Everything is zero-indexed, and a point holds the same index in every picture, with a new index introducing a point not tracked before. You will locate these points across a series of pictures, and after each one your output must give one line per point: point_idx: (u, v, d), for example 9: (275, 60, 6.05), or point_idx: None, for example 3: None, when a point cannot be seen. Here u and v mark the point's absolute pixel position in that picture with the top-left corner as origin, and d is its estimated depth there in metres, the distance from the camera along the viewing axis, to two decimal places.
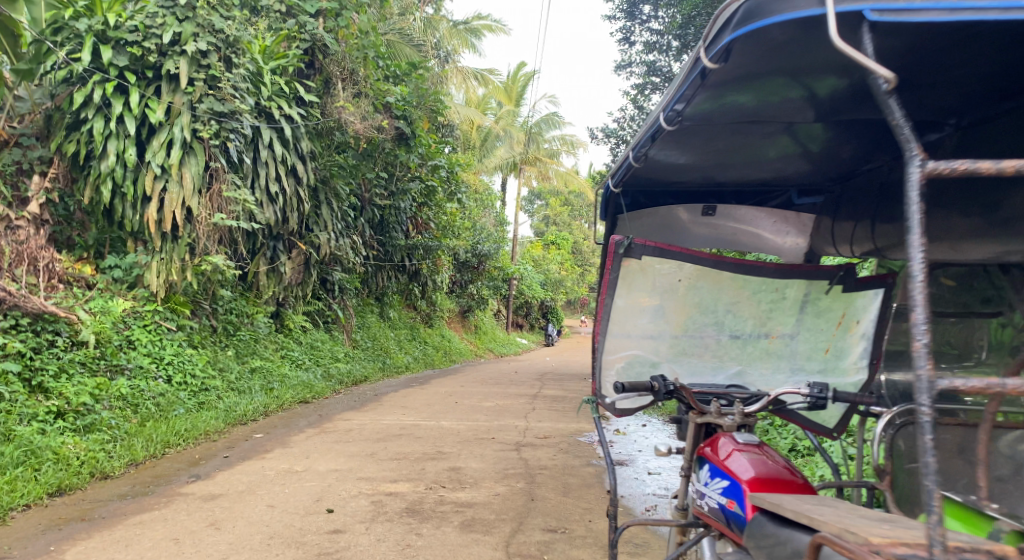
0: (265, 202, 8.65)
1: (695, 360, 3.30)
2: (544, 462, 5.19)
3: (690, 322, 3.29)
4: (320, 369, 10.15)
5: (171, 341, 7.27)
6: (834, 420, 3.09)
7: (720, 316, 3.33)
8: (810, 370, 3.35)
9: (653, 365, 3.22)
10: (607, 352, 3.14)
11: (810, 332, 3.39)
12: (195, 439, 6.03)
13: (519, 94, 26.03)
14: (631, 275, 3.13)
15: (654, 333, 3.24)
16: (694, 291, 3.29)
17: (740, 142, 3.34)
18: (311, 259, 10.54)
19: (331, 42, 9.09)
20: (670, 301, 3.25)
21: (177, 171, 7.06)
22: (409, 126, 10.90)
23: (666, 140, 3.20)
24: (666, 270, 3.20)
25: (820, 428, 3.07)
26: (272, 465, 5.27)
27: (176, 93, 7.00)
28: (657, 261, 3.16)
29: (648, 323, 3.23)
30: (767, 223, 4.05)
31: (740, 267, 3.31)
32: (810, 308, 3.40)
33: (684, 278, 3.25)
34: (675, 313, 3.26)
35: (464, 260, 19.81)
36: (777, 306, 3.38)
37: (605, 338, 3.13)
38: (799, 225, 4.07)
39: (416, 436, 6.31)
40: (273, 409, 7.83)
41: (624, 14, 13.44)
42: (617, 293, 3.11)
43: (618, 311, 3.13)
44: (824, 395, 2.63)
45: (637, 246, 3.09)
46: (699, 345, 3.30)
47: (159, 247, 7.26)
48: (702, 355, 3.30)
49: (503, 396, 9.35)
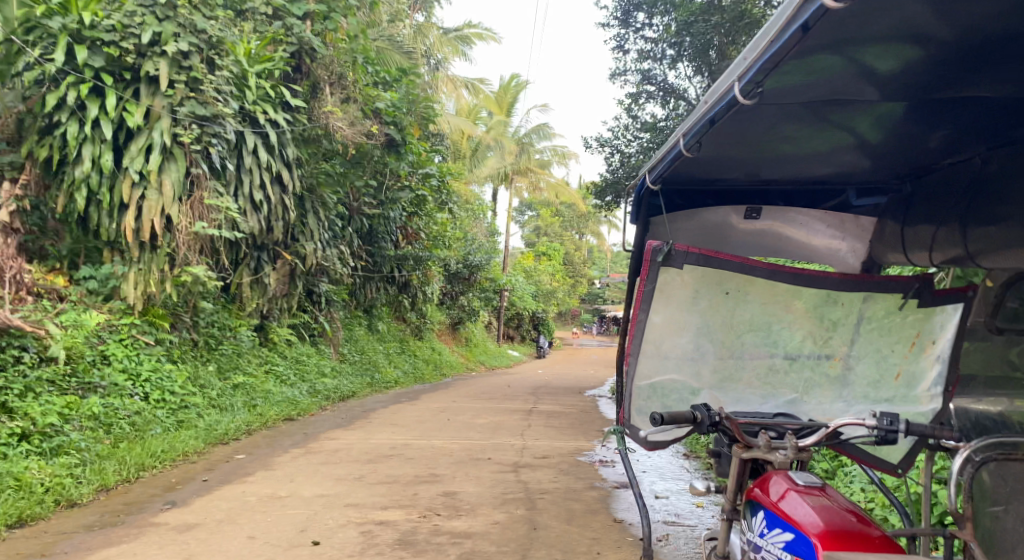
0: (248, 210, 8.36)
1: (742, 388, 3.11)
2: (544, 485, 4.88)
3: (738, 343, 3.15)
4: (306, 385, 9.78)
5: (148, 356, 6.92)
6: (898, 456, 2.79)
7: (774, 335, 3.17)
8: (876, 400, 3.08)
9: (693, 393, 3.06)
10: (642, 376, 3.03)
11: (875, 356, 3.15)
12: (173, 461, 5.67)
13: (510, 104, 25.91)
14: (666, 289, 3.07)
15: (696, 355, 3.11)
16: (743, 306, 3.16)
17: (806, 130, 3.08)
18: (297, 270, 10.24)
19: (320, 46, 8.83)
20: (714, 318, 3.14)
21: (156, 178, 6.75)
22: (400, 133, 10.66)
23: (727, 123, 2.89)
24: (707, 284, 3.12)
25: (882, 464, 2.79)
26: (253, 489, 4.92)
27: (156, 96, 6.74)
28: (699, 270, 3.10)
29: (688, 343, 3.11)
30: (821, 229, 3.92)
31: (798, 278, 3.17)
32: (875, 328, 3.17)
33: (730, 291, 3.14)
34: (720, 332, 3.14)
35: (455, 272, 19.51)
36: (839, 324, 3.19)
37: (638, 360, 3.04)
38: (857, 230, 3.92)
39: (407, 457, 5.99)
40: (256, 427, 7.47)
41: (618, 22, 13.28)
42: (653, 310, 3.07)
43: (654, 329, 3.08)
44: (896, 428, 2.27)
45: (677, 254, 3.07)
46: (746, 371, 3.13)
47: (136, 258, 6.92)
48: (748, 380, 3.12)
49: (497, 412, 9.05)
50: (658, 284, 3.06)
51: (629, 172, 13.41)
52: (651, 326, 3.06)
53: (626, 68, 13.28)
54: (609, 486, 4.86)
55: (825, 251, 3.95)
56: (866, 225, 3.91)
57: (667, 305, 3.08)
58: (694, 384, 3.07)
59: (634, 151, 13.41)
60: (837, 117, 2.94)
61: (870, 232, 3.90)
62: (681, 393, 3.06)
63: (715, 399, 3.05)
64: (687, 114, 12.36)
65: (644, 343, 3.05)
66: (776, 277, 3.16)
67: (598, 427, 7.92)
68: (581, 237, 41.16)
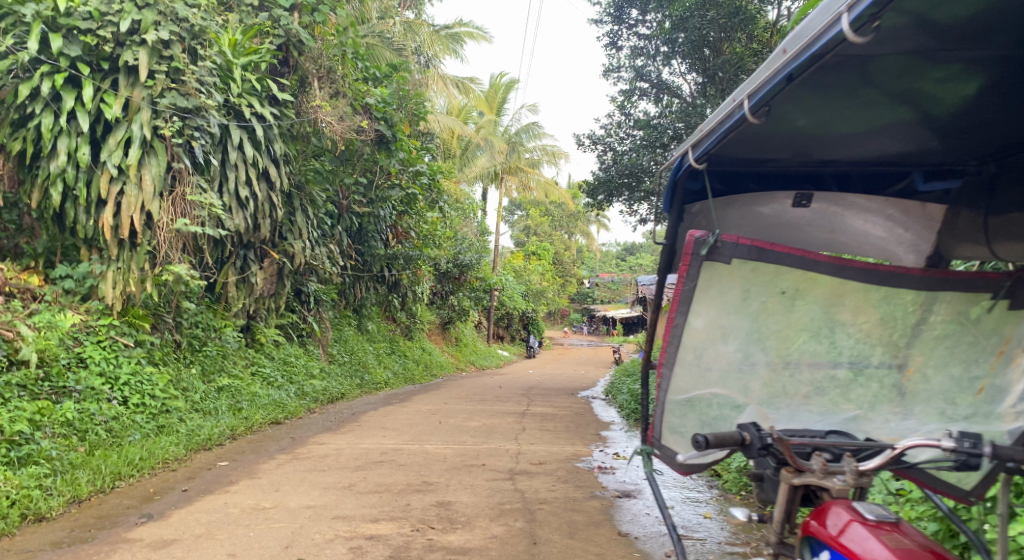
0: (233, 207, 8.08)
1: (794, 402, 2.90)
2: (543, 494, 4.67)
3: (793, 352, 2.94)
4: (293, 387, 9.51)
5: (128, 359, 6.61)
6: (972, 481, 2.59)
7: (836, 343, 2.95)
8: (951, 417, 2.81)
9: (733, 409, 2.89)
10: (679, 383, 3.01)
11: (954, 368, 2.89)
12: (151, 469, 5.41)
13: (500, 102, 25.68)
14: (707, 288, 2.99)
15: (743, 364, 2.95)
16: (805, 308, 2.95)
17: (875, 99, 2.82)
18: (285, 269, 10.06)
19: (307, 38, 8.54)
20: (766, 323, 2.96)
21: (135, 173, 6.47)
22: (390, 128, 10.42)
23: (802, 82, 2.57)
24: (760, 283, 2.96)
25: (952, 490, 2.60)
26: (236, 500, 4.67)
27: (135, 86, 6.43)
28: (750, 264, 2.95)
29: (734, 351, 2.96)
30: (882, 220, 3.53)
31: (870, 275, 2.96)
32: (956, 336, 2.93)
33: (788, 291, 2.95)
34: (773, 339, 2.96)
35: (445, 271, 19.27)
36: (913, 332, 2.95)
37: (676, 366, 3.03)
38: (925, 218, 3.52)
39: (399, 463, 5.77)
40: (240, 432, 7.21)
41: (612, 18, 13.07)
42: (693, 315, 3.00)
43: (694, 334, 3.00)
44: (978, 452, 2.06)
45: (725, 246, 2.97)
46: (799, 384, 2.92)
47: (115, 256, 6.62)
48: (801, 394, 2.90)
49: (490, 415, 8.83)
50: (698, 283, 2.99)
51: (622, 170, 13.22)
52: (687, 333, 3.01)
53: (620, 65, 13.08)
54: (610, 495, 4.65)
55: (882, 246, 3.58)
56: (933, 214, 3.51)
57: (709, 307, 3.00)
58: (738, 399, 2.90)
59: (627, 149, 13.24)
60: (919, 81, 2.69)
61: (939, 220, 3.51)
62: (721, 408, 2.92)
63: (762, 416, 2.85)
64: (681, 111, 12.19)
65: (679, 350, 3.02)
66: (848, 275, 2.95)
67: (594, 430, 7.73)
68: (571, 236, 41.01)
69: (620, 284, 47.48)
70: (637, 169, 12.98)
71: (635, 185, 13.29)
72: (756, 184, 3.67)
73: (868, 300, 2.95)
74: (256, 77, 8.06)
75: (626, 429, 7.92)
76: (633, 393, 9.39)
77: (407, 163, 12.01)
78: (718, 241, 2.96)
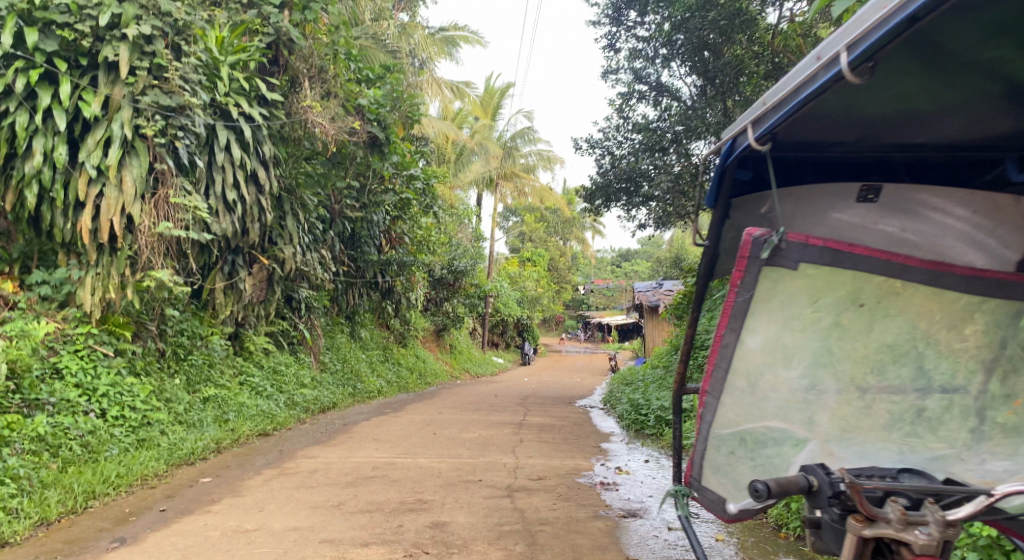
0: (219, 210, 7.80)
1: (869, 440, 2.36)
2: (544, 514, 4.39)
3: (871, 377, 2.40)
4: (283, 397, 9.20)
5: (107, 368, 6.30)
6: None
7: (925, 366, 2.39)
8: None
9: (793, 446, 2.40)
10: (727, 415, 2.55)
11: None
12: (128, 487, 5.12)
13: (495, 107, 25.52)
14: (768, 299, 2.47)
15: (809, 392, 2.42)
16: (889, 324, 2.40)
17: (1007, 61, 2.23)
18: (275, 275, 9.80)
19: (298, 36, 8.28)
20: (840, 342, 2.42)
21: (115, 174, 6.21)
22: (384, 130, 10.16)
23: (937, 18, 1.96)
24: (834, 293, 2.40)
25: None
26: (217, 522, 4.38)
27: (116, 84, 6.20)
28: (822, 268, 2.40)
29: (798, 376, 2.44)
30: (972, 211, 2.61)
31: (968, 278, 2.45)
32: None
33: (868, 302, 2.39)
34: (847, 362, 2.41)
35: (440, 277, 19.00)
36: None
37: (724, 395, 2.56)
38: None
39: (391, 479, 5.48)
40: (226, 445, 6.89)
41: (609, 20, 12.87)
42: (746, 333, 2.52)
43: (746, 355, 2.52)
44: None
45: (790, 247, 2.42)
46: (878, 417, 2.37)
47: (94, 261, 6.35)
48: (879, 429, 2.37)
49: (487, 426, 8.55)
50: (755, 294, 2.48)
51: (620, 175, 12.97)
52: (738, 355, 2.53)
53: (618, 67, 12.89)
54: (616, 515, 4.38)
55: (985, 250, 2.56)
56: None
57: (768, 322, 2.49)
58: (797, 433, 2.40)
59: (624, 153, 13.02)
60: None
61: None
62: (778, 446, 2.43)
63: (826, 453, 2.36)
64: (680, 114, 12.00)
65: (729, 374, 2.54)
66: (947, 285, 2.42)
67: (594, 442, 7.45)
68: (566, 242, 40.85)
69: (616, 290, 47.32)
70: (635, 173, 12.75)
71: (633, 190, 13.03)
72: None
73: (966, 317, 2.41)
74: (245, 76, 7.80)
75: (628, 440, 7.66)
76: (633, 402, 9.13)
77: (401, 166, 11.76)
78: (783, 241, 2.43)
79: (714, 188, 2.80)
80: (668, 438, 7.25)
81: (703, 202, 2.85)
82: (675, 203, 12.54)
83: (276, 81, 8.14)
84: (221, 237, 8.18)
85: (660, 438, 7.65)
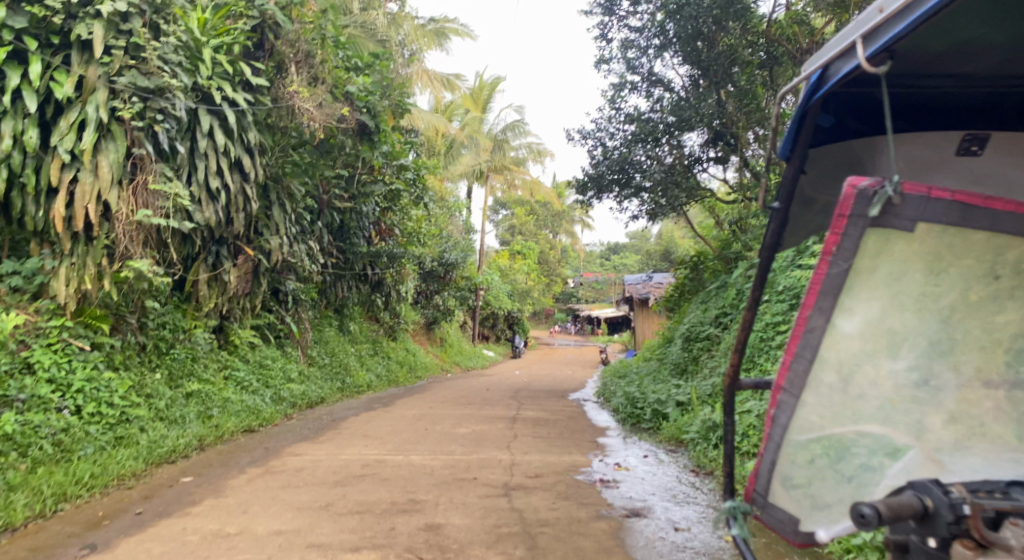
0: (202, 199, 7.50)
1: (989, 447, 1.87)
2: (544, 514, 4.19)
3: (1000, 371, 1.85)
4: (270, 392, 8.93)
5: (83, 363, 6.03)
6: None
7: None
8: None
9: (888, 456, 1.92)
10: (805, 415, 2.01)
11: None
12: (103, 487, 4.88)
13: (486, 99, 25.22)
14: (871, 273, 1.87)
15: (916, 391, 1.88)
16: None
17: None
18: (261, 267, 9.54)
19: (284, 20, 7.98)
20: (964, 325, 1.85)
21: (90, 159, 5.93)
22: (373, 119, 9.81)
23: None
24: (961, 263, 1.83)
25: None
26: (196, 524, 4.15)
27: (91, 63, 5.90)
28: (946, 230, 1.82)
29: (903, 370, 1.90)
30: None
31: None
32: None
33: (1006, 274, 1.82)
34: (970, 353, 1.85)
35: (430, 271, 18.74)
36: None
37: (802, 390, 2.00)
38: None
39: (382, 478, 5.25)
40: (210, 442, 6.62)
41: (602, 9, 12.60)
42: (836, 313, 1.93)
43: (835, 343, 1.94)
44: None
45: (908, 202, 1.81)
46: (1004, 422, 1.86)
47: (68, 251, 6.06)
48: (1002, 435, 1.87)
49: (480, 420, 8.34)
50: (854, 265, 1.88)
51: (611, 165, 12.48)
52: (826, 343, 1.95)
53: (610, 56, 12.56)
54: (619, 515, 4.18)
55: None
56: None
57: (871, 299, 1.90)
58: (897, 439, 1.91)
59: (617, 144, 12.61)
60: None
61: None
62: (869, 455, 1.94)
63: (933, 462, 1.88)
64: (674, 104, 11.65)
65: (815, 367, 1.97)
66: None
67: (590, 437, 7.26)
68: (556, 235, 40.69)
69: (605, 283, 47.23)
70: (628, 165, 12.31)
71: (625, 181, 12.52)
72: (910, 126, 2.41)
73: None
74: (228, 60, 7.50)
75: (625, 435, 7.47)
76: (627, 395, 8.95)
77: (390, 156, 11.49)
78: (897, 193, 1.82)
79: (793, 130, 2.23)
80: (666, 432, 7.06)
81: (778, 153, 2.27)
82: (667, 197, 12.16)
83: (261, 66, 7.84)
84: (205, 226, 7.90)
85: (657, 431, 7.47)
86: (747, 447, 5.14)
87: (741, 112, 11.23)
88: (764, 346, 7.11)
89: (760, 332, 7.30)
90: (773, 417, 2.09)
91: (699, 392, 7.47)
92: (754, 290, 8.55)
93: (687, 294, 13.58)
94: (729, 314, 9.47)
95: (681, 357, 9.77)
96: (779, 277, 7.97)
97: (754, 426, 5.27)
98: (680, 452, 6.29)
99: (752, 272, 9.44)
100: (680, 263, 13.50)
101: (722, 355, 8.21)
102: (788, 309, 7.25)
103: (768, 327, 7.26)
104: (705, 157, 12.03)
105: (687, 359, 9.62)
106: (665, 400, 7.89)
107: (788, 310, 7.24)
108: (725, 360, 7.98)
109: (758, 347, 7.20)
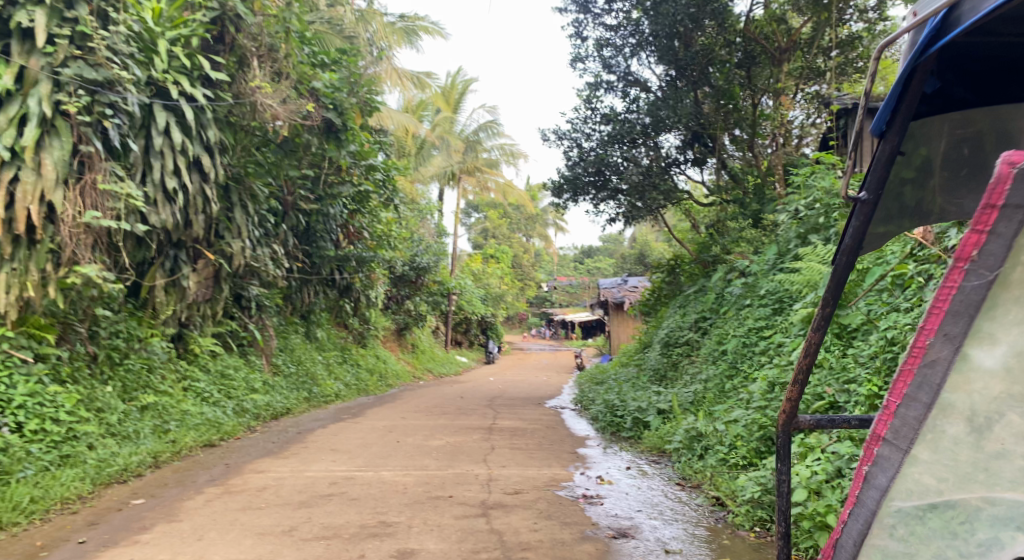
0: (158, 200, 7.07)
1: None
2: (525, 536, 3.92)
3: None
4: (232, 403, 8.49)
5: (25, 376, 5.59)
6: None
7: None
8: None
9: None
10: (910, 475, 1.47)
11: None
12: (43, 513, 4.46)
13: (456, 101, 24.95)
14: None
15: None
16: None
17: None
18: (222, 272, 9.13)
19: (246, 12, 7.62)
20: None
21: (32, 157, 5.51)
22: (341, 116, 9.46)
23: None
24: None
25: None
26: (145, 555, 3.78)
27: (32, 55, 5.52)
28: None
29: None
30: None
31: None
32: None
33: None
34: None
35: (400, 275, 18.33)
36: None
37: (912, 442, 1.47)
38: None
39: (351, 497, 4.92)
40: (165, 458, 6.19)
41: (577, 7, 12.43)
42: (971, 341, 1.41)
43: (963, 382, 1.41)
44: None
45: None
46: None
47: (9, 255, 5.54)
48: None
49: (454, 431, 8.03)
50: (1001, 274, 1.39)
51: (587, 167, 12.36)
52: (951, 383, 1.43)
53: (585, 55, 12.43)
54: (605, 535, 3.93)
55: None
56: None
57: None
58: None
59: (593, 145, 12.48)
60: None
61: None
62: (1006, 545, 1.34)
63: None
64: (649, 105, 11.57)
65: (930, 413, 1.45)
66: None
67: (569, 448, 7.01)
68: (528, 239, 40.52)
69: (578, 287, 47.23)
70: (604, 166, 12.18)
71: (601, 183, 12.40)
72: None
73: None
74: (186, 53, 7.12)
75: (604, 445, 7.23)
76: (606, 402, 8.73)
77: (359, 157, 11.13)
78: None
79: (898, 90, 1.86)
80: (647, 441, 6.84)
81: (869, 127, 1.93)
82: (643, 198, 12.05)
83: (220, 60, 7.47)
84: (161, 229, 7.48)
85: (637, 441, 7.25)
86: (737, 460, 4.94)
87: (716, 113, 11.16)
88: (747, 353, 6.96)
89: (744, 339, 7.14)
90: (868, 476, 1.57)
91: (682, 399, 7.30)
92: (733, 296, 8.41)
93: (663, 298, 13.44)
94: (709, 319, 9.35)
95: (659, 363, 9.59)
96: (761, 282, 7.85)
97: (743, 438, 5.07)
98: (663, 463, 6.06)
99: (730, 276, 9.32)
100: (656, 267, 13.36)
101: (703, 361, 8.06)
102: (771, 314, 7.12)
103: (751, 333, 7.12)
104: (682, 159, 12.01)
105: (665, 365, 9.44)
106: (646, 408, 7.69)
107: (771, 315, 7.12)
108: (706, 366, 7.82)
109: (742, 354, 7.04)
